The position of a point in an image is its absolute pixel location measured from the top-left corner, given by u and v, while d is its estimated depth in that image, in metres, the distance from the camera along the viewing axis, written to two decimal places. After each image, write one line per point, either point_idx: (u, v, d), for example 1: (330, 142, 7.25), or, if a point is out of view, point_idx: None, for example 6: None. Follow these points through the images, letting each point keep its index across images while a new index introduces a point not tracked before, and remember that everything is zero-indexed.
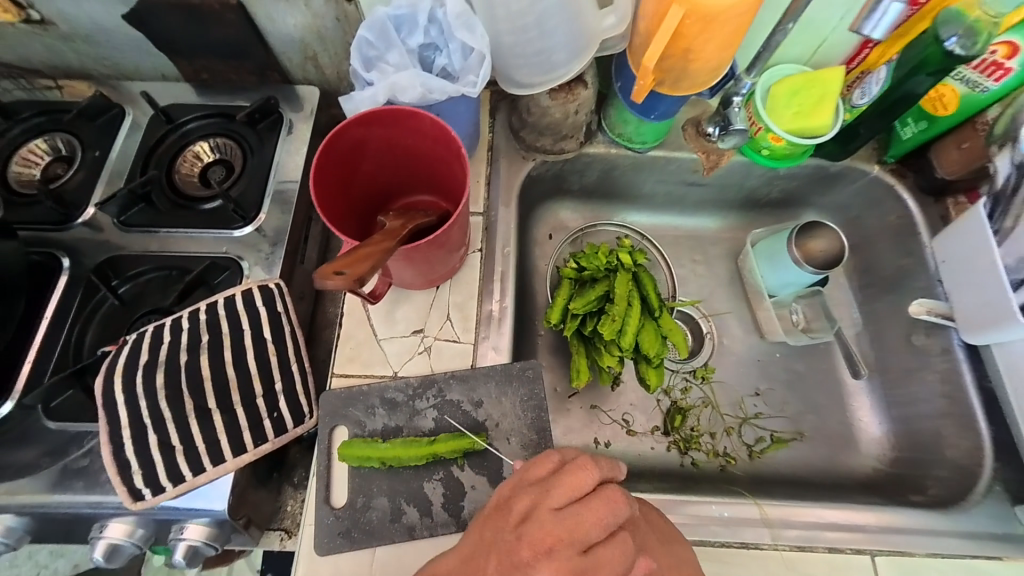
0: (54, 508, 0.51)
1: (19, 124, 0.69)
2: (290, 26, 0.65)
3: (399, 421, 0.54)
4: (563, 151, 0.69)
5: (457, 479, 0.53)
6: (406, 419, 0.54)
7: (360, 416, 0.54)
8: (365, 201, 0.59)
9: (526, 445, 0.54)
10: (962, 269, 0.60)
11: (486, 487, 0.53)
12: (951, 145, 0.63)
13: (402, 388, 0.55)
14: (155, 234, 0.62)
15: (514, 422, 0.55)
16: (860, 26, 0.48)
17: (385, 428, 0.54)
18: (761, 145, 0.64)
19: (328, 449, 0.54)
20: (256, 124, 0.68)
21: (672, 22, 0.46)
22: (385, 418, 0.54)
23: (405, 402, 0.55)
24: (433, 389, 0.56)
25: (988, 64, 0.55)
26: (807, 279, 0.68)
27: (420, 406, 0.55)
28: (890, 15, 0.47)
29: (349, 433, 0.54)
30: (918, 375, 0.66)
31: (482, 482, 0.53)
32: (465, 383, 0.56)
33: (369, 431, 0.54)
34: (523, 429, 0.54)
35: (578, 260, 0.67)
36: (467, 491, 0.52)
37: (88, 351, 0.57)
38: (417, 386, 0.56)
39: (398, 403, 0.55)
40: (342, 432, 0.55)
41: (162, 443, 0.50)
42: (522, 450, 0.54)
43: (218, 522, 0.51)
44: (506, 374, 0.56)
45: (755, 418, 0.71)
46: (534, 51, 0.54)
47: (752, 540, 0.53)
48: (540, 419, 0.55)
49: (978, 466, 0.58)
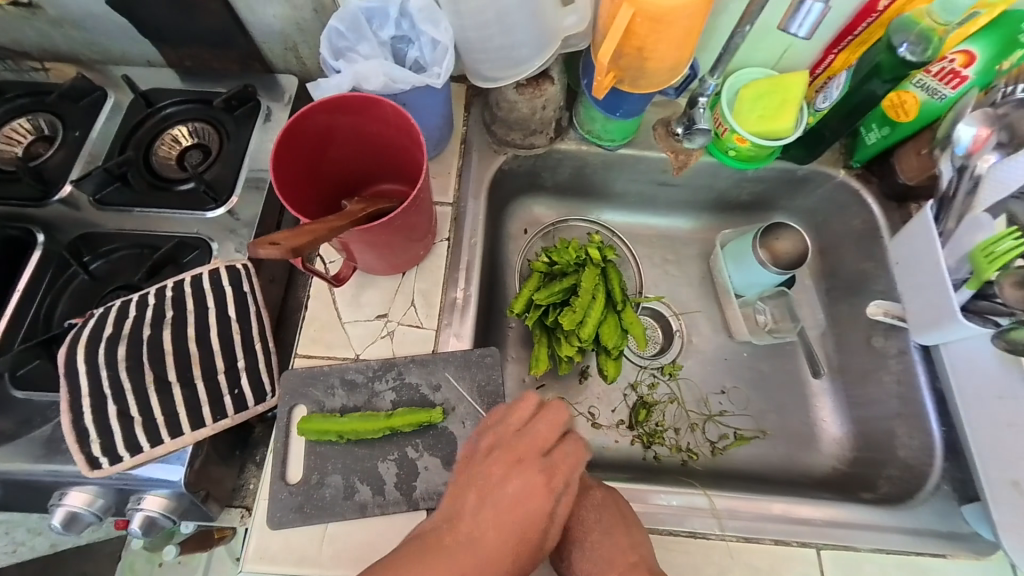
0: (15, 475, 0.52)
1: (4, 104, 0.70)
2: (270, 16, 0.67)
3: (358, 402, 0.55)
4: (534, 146, 0.70)
5: (411, 460, 0.53)
6: (365, 400, 0.55)
7: (319, 395, 0.56)
8: (334, 187, 0.61)
9: None
10: (913, 271, 0.61)
11: (438, 469, 0.53)
12: (912, 152, 0.64)
13: (363, 369, 0.56)
14: (130, 213, 0.64)
15: (470, 407, 0.56)
16: (788, 25, 0.49)
17: (344, 406, 0.55)
18: (727, 146, 0.66)
19: (286, 427, 0.55)
20: (234, 110, 0.70)
21: (623, 20, 0.48)
22: (344, 398, 0.55)
23: (365, 383, 0.56)
24: (392, 372, 0.57)
25: (946, 72, 0.57)
26: (772, 279, 0.70)
27: (379, 388, 0.56)
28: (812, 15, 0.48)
29: (307, 411, 0.55)
30: (876, 376, 0.67)
31: (435, 464, 0.53)
32: (425, 366, 0.57)
33: (328, 410, 0.55)
34: (479, 413, 0.55)
35: (549, 254, 0.68)
36: (419, 472, 0.53)
37: (57, 323, 0.58)
38: (377, 368, 0.57)
39: (358, 384, 0.56)
40: (301, 411, 0.56)
41: (122, 413, 0.51)
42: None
43: (175, 494, 0.52)
44: (465, 359, 0.57)
45: (719, 415, 0.72)
46: (496, 45, 0.56)
47: (699, 529, 0.54)
48: (496, 405, 0.56)
49: (927, 466, 0.59)
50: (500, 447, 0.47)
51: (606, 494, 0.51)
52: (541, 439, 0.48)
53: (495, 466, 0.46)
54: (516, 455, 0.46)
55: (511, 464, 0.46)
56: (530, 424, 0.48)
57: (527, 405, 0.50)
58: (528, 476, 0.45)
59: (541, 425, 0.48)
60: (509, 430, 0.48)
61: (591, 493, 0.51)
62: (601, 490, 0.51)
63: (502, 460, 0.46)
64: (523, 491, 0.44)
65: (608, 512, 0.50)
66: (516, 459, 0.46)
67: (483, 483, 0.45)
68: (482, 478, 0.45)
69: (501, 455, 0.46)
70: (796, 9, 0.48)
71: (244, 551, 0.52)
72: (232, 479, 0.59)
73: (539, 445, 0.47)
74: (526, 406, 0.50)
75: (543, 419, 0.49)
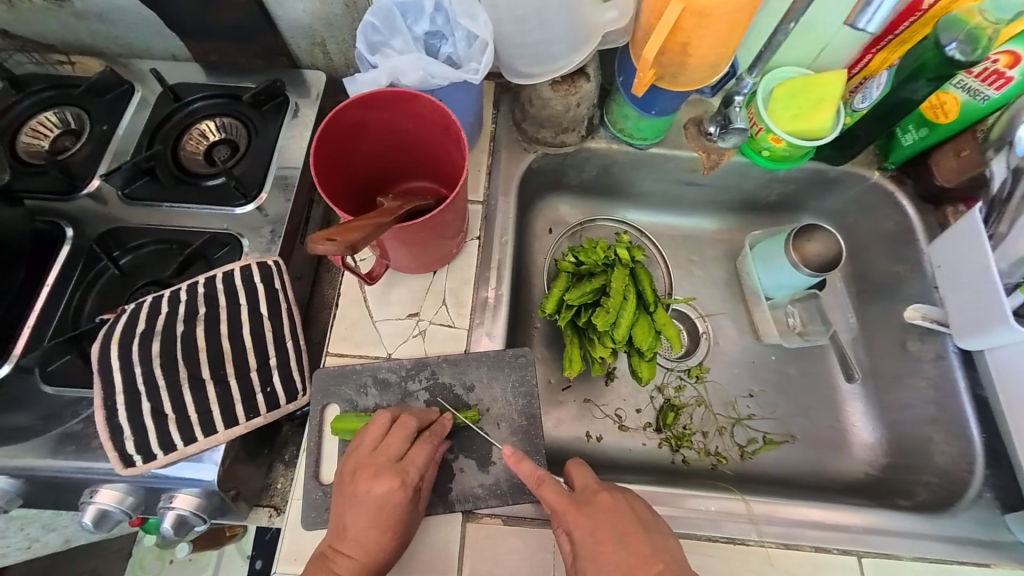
0: (45, 471, 0.51)
1: (29, 97, 0.70)
2: (299, 11, 0.66)
3: (391, 401, 0.55)
4: (564, 144, 0.69)
5: (447, 462, 0.53)
6: (397, 399, 0.55)
7: (351, 394, 0.55)
8: (364, 184, 0.60)
9: (515, 431, 0.54)
10: (958, 274, 0.60)
11: (473, 471, 0.53)
12: (949, 153, 0.63)
13: (395, 368, 0.56)
14: (158, 208, 0.63)
15: (504, 407, 0.55)
16: (856, 20, 0.48)
17: (376, 406, 0.54)
18: (761, 146, 0.65)
19: (319, 426, 0.54)
20: (261, 106, 0.69)
21: (671, 16, 0.47)
22: (376, 397, 0.55)
23: (397, 382, 0.55)
24: (425, 371, 0.56)
25: (989, 72, 0.56)
26: (804, 281, 0.69)
27: (412, 388, 0.55)
28: (884, 9, 0.46)
29: (340, 411, 0.55)
30: (911, 381, 0.65)
31: (470, 466, 0.53)
32: (457, 366, 0.56)
33: (361, 409, 0.54)
34: (513, 414, 0.55)
35: (577, 254, 0.67)
36: (454, 474, 0.53)
37: (86, 318, 0.58)
38: (409, 367, 0.56)
39: (390, 383, 0.55)
40: (333, 410, 0.55)
41: (155, 411, 0.50)
42: (511, 436, 0.54)
43: (206, 493, 0.52)
44: (498, 359, 0.57)
45: (747, 419, 0.71)
46: (533, 41, 0.55)
47: (737, 535, 0.53)
48: (531, 406, 0.55)
49: (967, 473, 0.58)
50: (361, 467, 0.47)
51: (615, 497, 0.48)
52: (417, 456, 0.48)
53: (357, 485, 0.47)
54: (373, 471, 0.47)
55: (370, 479, 0.47)
56: (388, 437, 0.49)
57: (404, 428, 0.49)
58: (388, 486, 0.46)
59: (417, 451, 0.49)
60: (390, 446, 0.48)
61: (599, 498, 0.48)
62: (608, 493, 0.49)
63: (363, 479, 0.47)
64: (382, 503, 0.46)
65: (620, 517, 0.47)
66: (372, 474, 0.47)
67: (352, 500, 0.47)
68: (349, 496, 0.47)
69: (407, 472, 0.47)
70: (865, 4, 0.47)
71: (279, 550, 0.51)
72: (261, 478, 0.58)
73: (420, 463, 0.48)
74: (403, 429, 0.49)
75: (396, 434, 0.49)
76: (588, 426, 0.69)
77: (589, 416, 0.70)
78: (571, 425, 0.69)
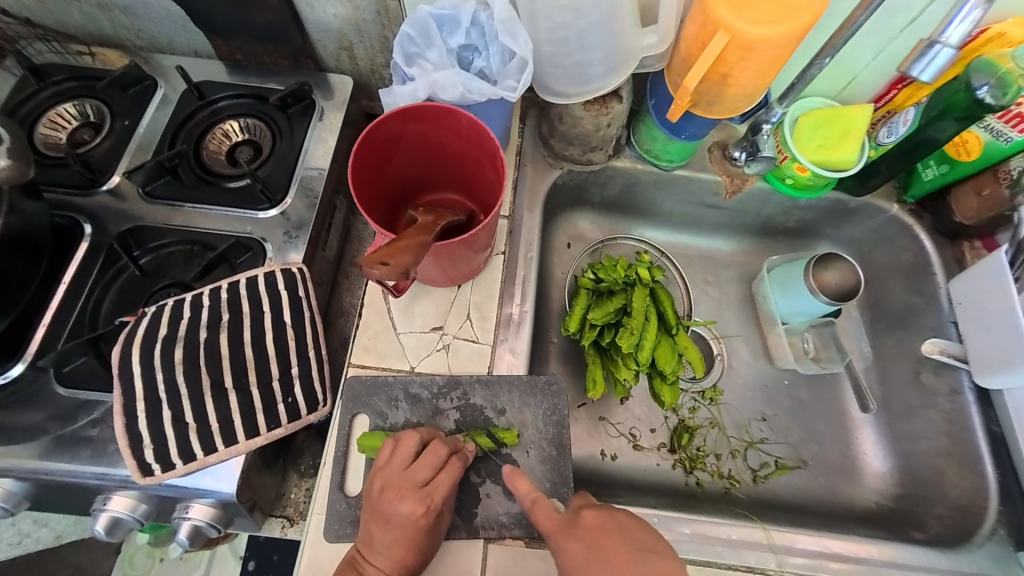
0: (57, 475, 0.50)
1: (49, 87, 0.68)
2: (330, 15, 0.65)
3: (421, 417, 0.55)
4: (590, 162, 0.69)
5: (473, 485, 0.53)
6: (428, 415, 0.55)
7: (381, 406, 0.55)
8: (394, 195, 0.59)
9: (544, 459, 0.54)
10: (977, 312, 0.62)
11: (499, 497, 0.53)
12: (969, 192, 0.64)
13: (427, 384, 0.56)
14: (179, 208, 0.62)
15: (535, 434, 0.55)
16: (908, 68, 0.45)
17: (407, 422, 0.54)
18: (784, 174, 0.66)
19: (347, 437, 0.54)
20: (287, 108, 0.68)
21: (715, 47, 0.48)
22: (407, 412, 0.55)
23: (428, 399, 0.55)
24: (457, 391, 0.56)
25: (1013, 115, 0.57)
26: (821, 309, 0.69)
27: (442, 406, 0.55)
28: (939, 60, 0.44)
29: (369, 422, 0.54)
30: (923, 413, 0.67)
31: (497, 492, 0.53)
32: (489, 388, 0.56)
33: (389, 424, 0.54)
34: (543, 443, 0.55)
35: (596, 271, 0.68)
36: (481, 498, 0.53)
37: (104, 319, 0.56)
38: (442, 385, 0.56)
39: (421, 399, 0.55)
40: (362, 421, 0.55)
41: (175, 418, 0.50)
42: (540, 464, 0.54)
43: (222, 503, 0.51)
44: (531, 386, 0.57)
45: (760, 442, 0.71)
46: (572, 63, 0.55)
47: (757, 564, 0.53)
48: (561, 436, 0.55)
49: (979, 508, 0.59)
50: (389, 486, 0.48)
51: (601, 516, 0.48)
52: (443, 482, 0.48)
53: (385, 503, 0.47)
54: (400, 492, 0.47)
55: (398, 499, 0.47)
56: (417, 462, 0.48)
57: (434, 453, 0.49)
58: (413, 508, 0.46)
59: (443, 478, 0.48)
60: (418, 471, 0.48)
61: (585, 517, 0.48)
62: (594, 511, 0.48)
63: (391, 498, 0.47)
64: (406, 524, 0.46)
65: (605, 536, 0.46)
66: (399, 496, 0.47)
67: (379, 515, 0.47)
68: (377, 512, 0.47)
69: (433, 495, 0.47)
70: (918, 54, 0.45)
71: (297, 566, 0.50)
72: (276, 487, 0.58)
73: (444, 489, 0.48)
74: (433, 455, 0.49)
75: (426, 459, 0.49)
76: (602, 445, 0.69)
77: (603, 433, 0.69)
78: (585, 443, 0.69)
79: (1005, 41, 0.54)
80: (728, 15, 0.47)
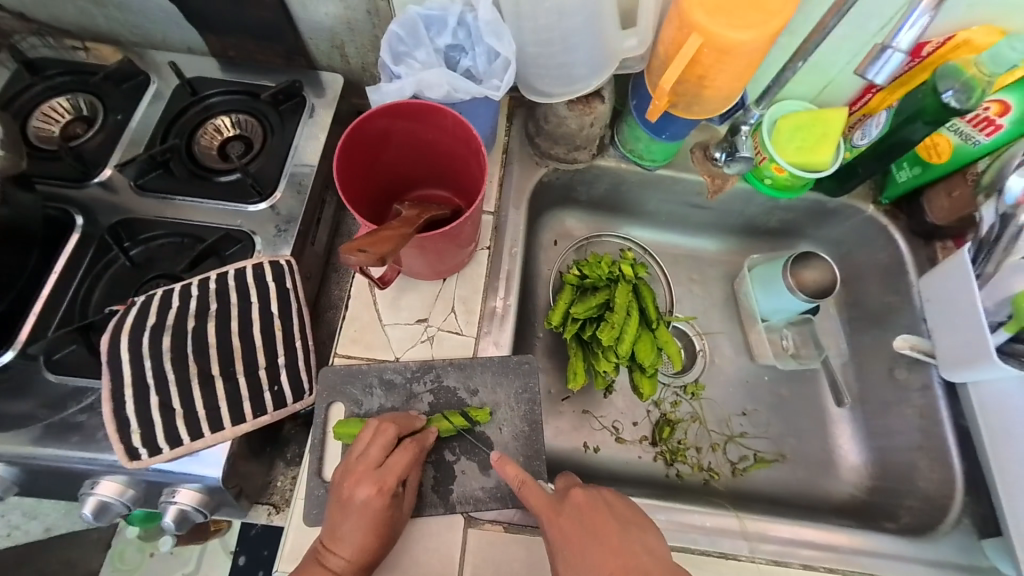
0: (45, 460, 0.51)
1: (43, 82, 0.69)
2: (322, 14, 0.67)
3: (395, 402, 0.56)
4: (576, 161, 0.71)
5: (448, 463, 0.54)
6: (403, 400, 0.56)
7: (357, 394, 0.56)
8: (382, 190, 0.60)
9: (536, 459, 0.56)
10: (946, 310, 0.63)
11: (475, 473, 0.54)
12: (941, 193, 0.66)
13: (401, 369, 0.57)
14: (170, 201, 0.63)
15: (508, 414, 0.56)
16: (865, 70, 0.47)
17: (381, 407, 0.55)
18: (764, 174, 0.68)
19: (323, 424, 0.55)
20: (279, 105, 0.70)
21: (690, 50, 0.50)
22: (382, 398, 0.56)
23: (403, 384, 0.56)
24: (431, 374, 0.57)
25: (981, 118, 0.59)
26: (798, 306, 0.71)
27: (417, 390, 0.56)
28: (892, 64, 0.46)
29: (345, 411, 0.55)
30: (897, 408, 0.69)
31: (472, 468, 0.54)
32: (462, 370, 0.58)
33: (365, 411, 0.55)
34: (516, 420, 0.56)
35: (581, 268, 0.69)
36: (456, 475, 0.54)
37: (94, 308, 0.57)
38: (416, 369, 0.57)
39: (396, 384, 0.56)
40: (338, 410, 0.56)
41: (164, 404, 0.51)
42: (513, 441, 0.56)
43: (208, 489, 0.52)
44: (503, 366, 0.58)
45: (740, 436, 0.73)
46: (556, 63, 0.57)
47: (730, 550, 0.55)
48: (533, 412, 0.57)
49: (947, 499, 0.61)
50: (346, 472, 0.48)
51: (576, 482, 0.51)
52: (396, 463, 0.48)
53: (343, 488, 0.48)
54: (355, 477, 0.48)
55: (353, 485, 0.48)
56: (368, 447, 0.49)
57: (385, 435, 0.50)
58: (369, 492, 0.47)
59: (397, 458, 0.49)
60: (370, 456, 0.48)
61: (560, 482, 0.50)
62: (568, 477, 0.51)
63: (348, 483, 0.48)
64: (365, 508, 0.47)
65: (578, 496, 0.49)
66: (354, 480, 0.48)
67: (338, 502, 0.48)
68: (337, 498, 0.48)
69: (386, 476, 0.48)
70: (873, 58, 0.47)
71: (280, 551, 0.52)
72: (262, 476, 0.59)
73: (398, 470, 0.48)
74: (383, 437, 0.49)
75: (377, 443, 0.49)
76: (586, 438, 0.70)
77: (587, 427, 0.71)
78: (568, 436, 0.70)
79: (973, 48, 0.56)
80: (704, 20, 0.48)
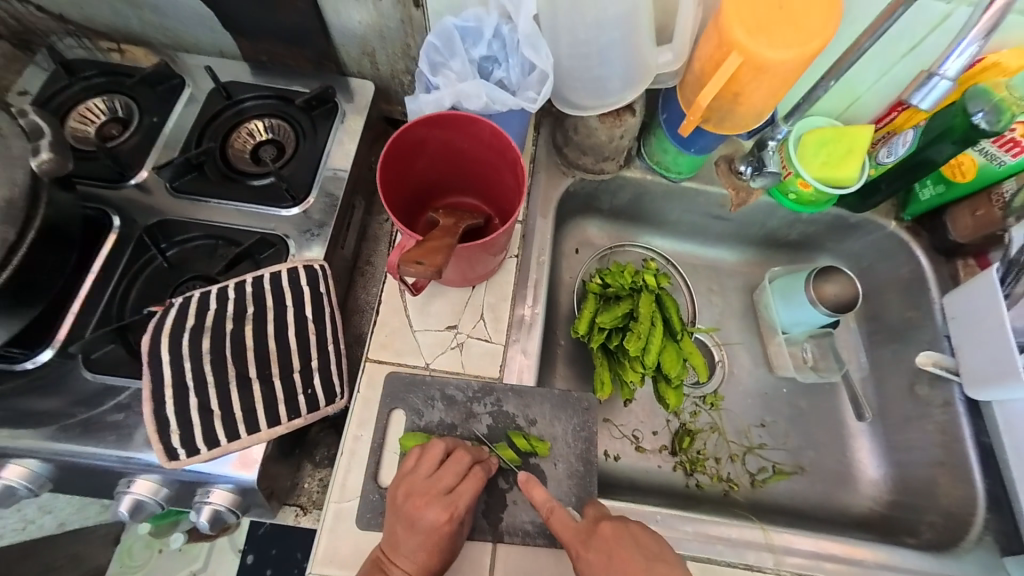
0: (82, 458, 0.52)
1: (79, 82, 0.71)
2: (356, 22, 0.68)
3: (455, 419, 0.57)
4: (602, 171, 0.72)
5: (501, 491, 0.55)
6: (462, 418, 0.57)
7: (419, 404, 0.57)
8: (415, 198, 0.61)
9: (572, 474, 0.56)
10: (973, 327, 0.64)
11: (525, 505, 0.55)
12: (966, 212, 0.67)
13: (463, 387, 0.58)
14: (205, 203, 0.64)
15: (564, 448, 0.57)
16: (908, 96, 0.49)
17: (441, 422, 0.57)
18: (789, 189, 0.69)
19: (384, 429, 0.56)
20: (311, 110, 0.71)
21: (729, 67, 0.51)
22: (442, 412, 0.57)
23: (463, 401, 0.58)
24: (490, 397, 0.58)
25: (1007, 140, 0.59)
26: (820, 320, 0.72)
27: (476, 409, 0.57)
28: (938, 90, 0.47)
29: (406, 419, 0.57)
30: (917, 423, 0.69)
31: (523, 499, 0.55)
32: (521, 398, 0.58)
33: (425, 423, 0.56)
34: (571, 458, 0.57)
35: (604, 277, 0.70)
36: (507, 504, 0.55)
37: (131, 309, 0.58)
38: (476, 389, 0.58)
39: (456, 400, 0.58)
40: (399, 416, 0.57)
41: (200, 405, 0.51)
42: (567, 478, 0.56)
43: (241, 489, 0.53)
44: (563, 399, 0.59)
45: (759, 447, 0.73)
46: (590, 77, 0.58)
47: (755, 562, 0.56)
48: (588, 451, 0.58)
49: (969, 516, 0.62)
50: (414, 493, 0.49)
51: (616, 526, 0.50)
52: (465, 491, 0.50)
53: (411, 508, 0.49)
54: (425, 499, 0.49)
55: (423, 506, 0.49)
56: (440, 470, 0.50)
57: (459, 462, 0.51)
58: (438, 515, 0.48)
59: (466, 486, 0.50)
60: (442, 480, 0.50)
61: (601, 529, 0.50)
62: (609, 523, 0.50)
63: (417, 504, 0.49)
64: (432, 531, 0.48)
65: (619, 546, 0.48)
66: (424, 502, 0.49)
67: (406, 519, 0.49)
68: (404, 516, 0.49)
69: (455, 501, 0.49)
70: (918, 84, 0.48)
71: (313, 554, 0.52)
72: (291, 477, 0.60)
73: (466, 498, 0.50)
74: (457, 463, 0.51)
75: (450, 468, 0.51)
76: (607, 445, 0.71)
77: (608, 434, 0.71)
78: None
79: (1002, 70, 0.57)
80: (743, 38, 0.49)
